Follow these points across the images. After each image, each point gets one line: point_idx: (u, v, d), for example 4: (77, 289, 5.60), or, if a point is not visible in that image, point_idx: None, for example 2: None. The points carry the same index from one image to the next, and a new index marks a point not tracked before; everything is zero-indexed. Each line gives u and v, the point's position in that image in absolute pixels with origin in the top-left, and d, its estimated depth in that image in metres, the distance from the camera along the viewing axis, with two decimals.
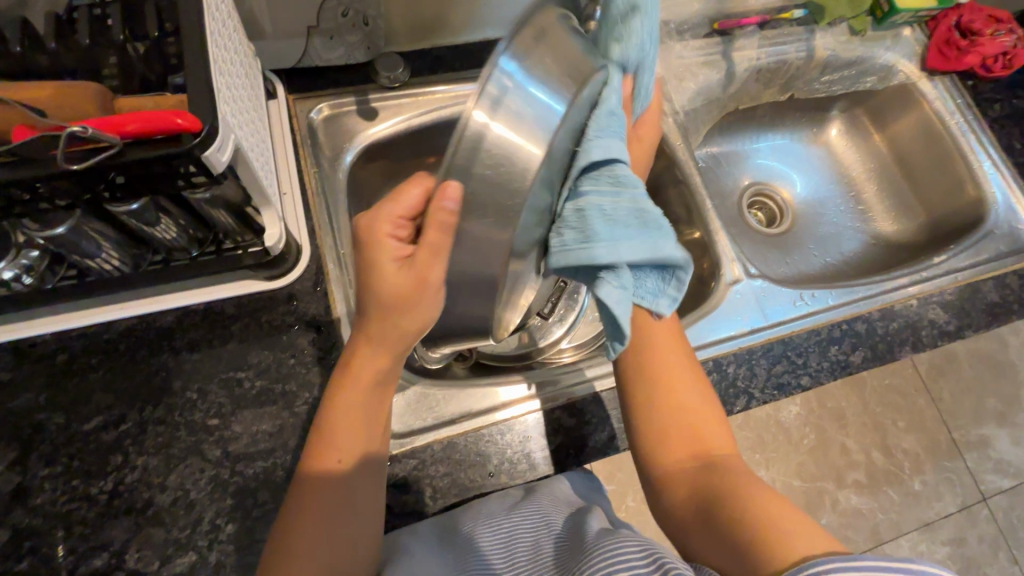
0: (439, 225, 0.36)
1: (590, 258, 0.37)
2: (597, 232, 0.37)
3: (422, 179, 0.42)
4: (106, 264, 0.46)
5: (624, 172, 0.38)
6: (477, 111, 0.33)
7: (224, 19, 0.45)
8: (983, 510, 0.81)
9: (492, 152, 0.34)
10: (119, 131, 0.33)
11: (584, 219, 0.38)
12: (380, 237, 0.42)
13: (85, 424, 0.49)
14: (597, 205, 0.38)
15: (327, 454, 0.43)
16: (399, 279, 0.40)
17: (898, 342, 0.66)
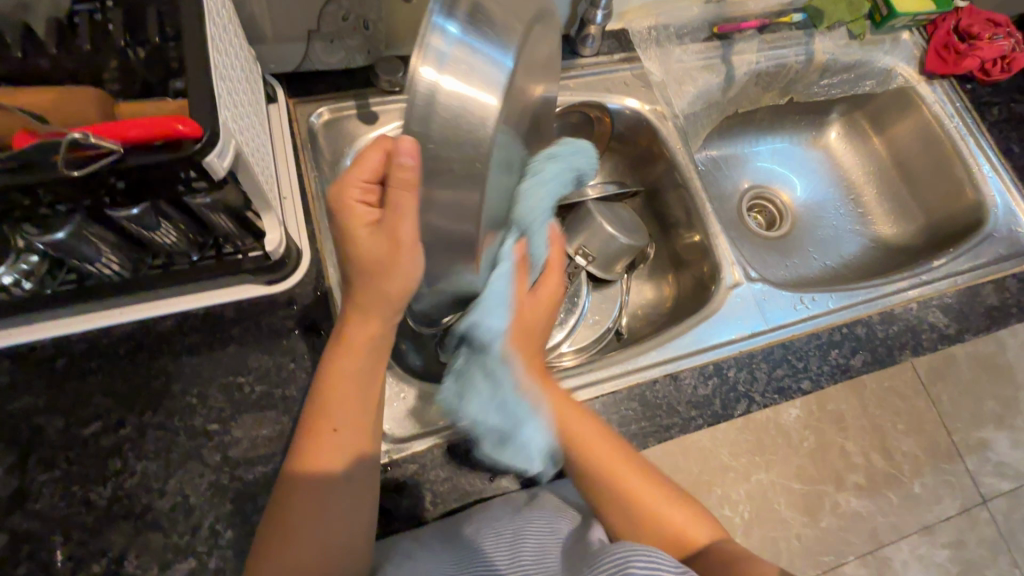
0: (401, 183, 0.37)
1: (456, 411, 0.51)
2: (465, 400, 0.50)
3: (382, 140, 0.41)
4: (106, 268, 0.46)
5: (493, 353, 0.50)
6: (426, 69, 0.36)
7: (226, 24, 0.46)
8: (984, 513, 0.81)
9: (447, 107, 0.37)
10: (122, 138, 0.34)
11: (459, 383, 0.51)
12: (347, 204, 0.41)
13: (85, 429, 0.49)
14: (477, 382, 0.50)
15: (324, 425, 0.43)
16: (372, 245, 0.41)
17: (897, 345, 0.67)
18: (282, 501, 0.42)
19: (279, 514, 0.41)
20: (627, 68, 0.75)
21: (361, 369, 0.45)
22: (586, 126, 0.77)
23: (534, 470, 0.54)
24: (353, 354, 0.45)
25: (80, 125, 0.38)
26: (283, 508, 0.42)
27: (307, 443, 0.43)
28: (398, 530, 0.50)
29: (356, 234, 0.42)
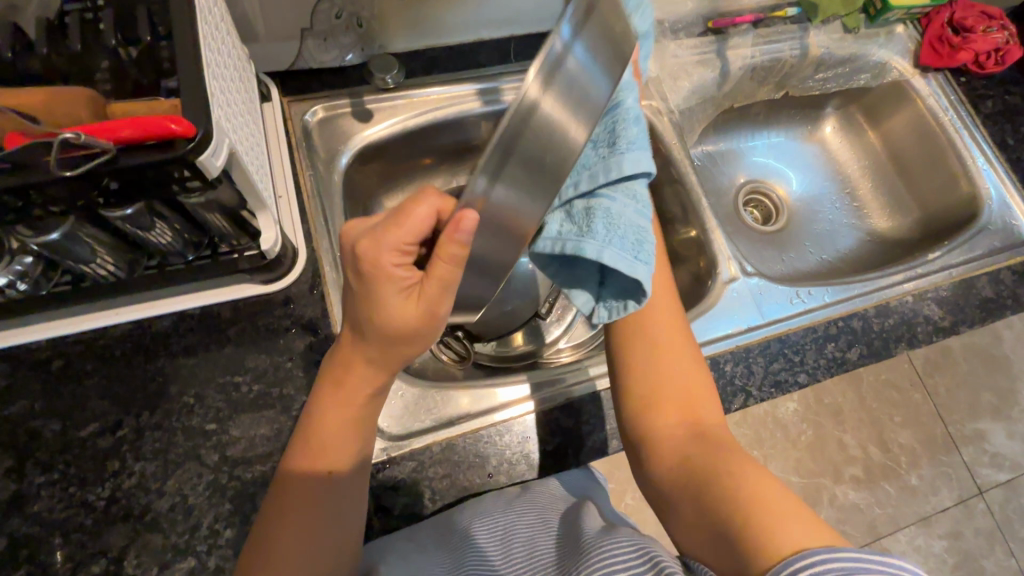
0: (448, 258, 0.35)
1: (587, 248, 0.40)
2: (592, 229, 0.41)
3: (431, 195, 0.38)
4: (101, 269, 0.46)
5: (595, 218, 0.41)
6: (534, 82, 0.30)
7: (218, 22, 0.45)
8: (980, 503, 0.81)
9: (540, 127, 0.31)
10: (113, 136, 0.33)
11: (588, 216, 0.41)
12: (384, 270, 0.38)
13: (81, 431, 0.49)
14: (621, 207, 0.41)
15: (318, 466, 0.42)
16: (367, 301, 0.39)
17: (893, 338, 0.67)
18: (273, 526, 0.41)
19: (267, 551, 0.40)
20: None
21: (358, 417, 0.43)
22: None
23: (533, 466, 0.54)
24: (344, 406, 0.43)
25: (71, 123, 0.37)
26: (267, 538, 0.41)
27: (297, 489, 0.42)
28: (397, 525, 0.50)
29: (383, 297, 0.39)
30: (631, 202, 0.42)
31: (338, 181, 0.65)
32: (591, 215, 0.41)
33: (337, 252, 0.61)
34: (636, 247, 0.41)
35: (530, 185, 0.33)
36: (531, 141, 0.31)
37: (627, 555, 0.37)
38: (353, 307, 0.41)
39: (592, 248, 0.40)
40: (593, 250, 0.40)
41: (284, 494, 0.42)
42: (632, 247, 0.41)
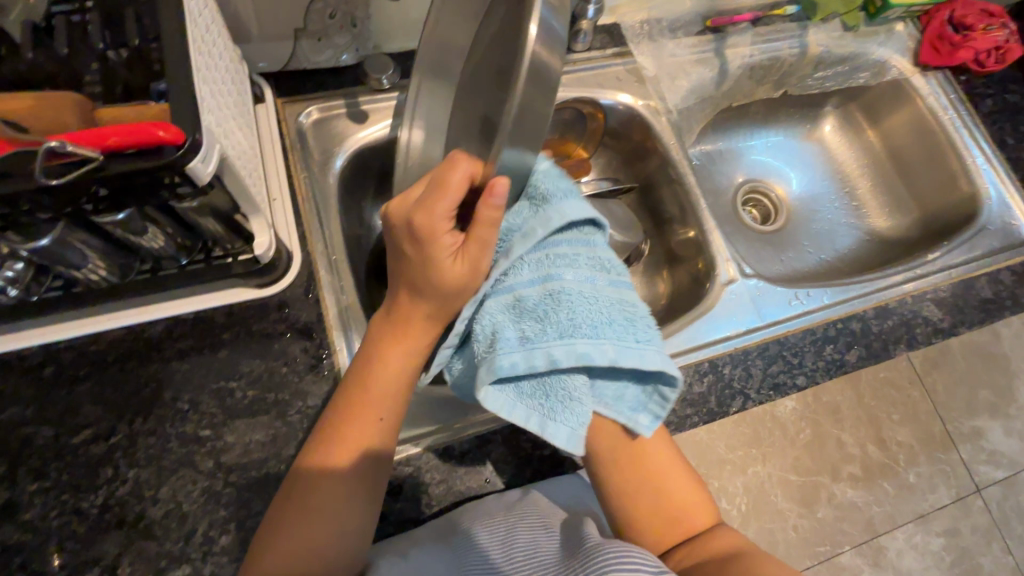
0: (490, 220, 0.39)
1: (569, 346, 0.41)
2: (565, 326, 0.42)
3: (462, 162, 0.40)
4: (92, 274, 0.45)
5: (560, 319, 0.42)
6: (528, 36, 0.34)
7: (209, 24, 0.45)
8: (977, 500, 0.81)
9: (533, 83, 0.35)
10: (101, 144, 0.32)
11: (554, 313, 0.42)
12: (434, 235, 0.41)
13: (74, 437, 0.49)
14: (583, 297, 0.43)
15: (369, 413, 0.44)
16: (419, 259, 0.42)
17: (892, 340, 0.67)
18: (304, 493, 0.42)
19: (301, 499, 0.42)
20: (620, 63, 0.75)
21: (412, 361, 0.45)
22: (578, 122, 0.75)
23: (531, 471, 0.54)
24: (401, 348, 0.45)
25: (60, 130, 0.37)
26: (294, 496, 0.42)
27: (345, 431, 0.43)
28: (394, 532, 0.50)
29: (434, 259, 0.42)
30: (596, 276, 0.45)
31: (333, 183, 0.64)
32: (565, 307, 0.42)
33: (332, 255, 0.60)
34: (628, 323, 0.43)
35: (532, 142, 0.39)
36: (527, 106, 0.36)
37: (636, 558, 0.36)
38: (408, 265, 0.44)
39: (587, 344, 0.42)
40: (590, 350, 0.41)
41: (331, 435, 0.44)
42: (615, 327, 0.43)
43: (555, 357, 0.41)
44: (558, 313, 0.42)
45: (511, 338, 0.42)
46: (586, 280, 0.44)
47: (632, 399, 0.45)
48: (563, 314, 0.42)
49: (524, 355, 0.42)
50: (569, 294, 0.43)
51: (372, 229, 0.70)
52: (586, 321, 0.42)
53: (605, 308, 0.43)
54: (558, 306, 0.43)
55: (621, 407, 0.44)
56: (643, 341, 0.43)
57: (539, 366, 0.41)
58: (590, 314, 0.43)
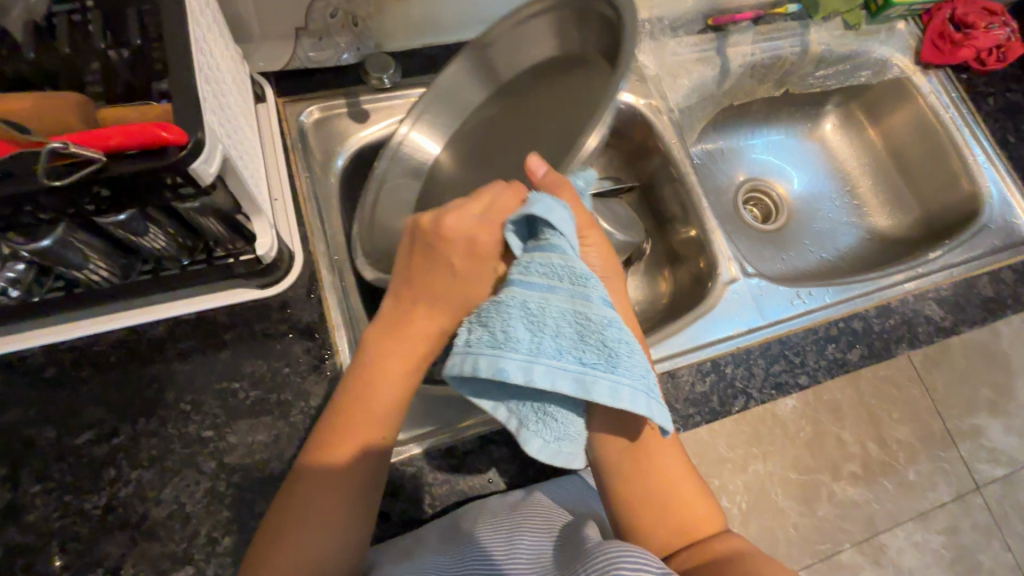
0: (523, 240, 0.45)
1: (503, 362, 0.37)
2: (502, 338, 0.37)
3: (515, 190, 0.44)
4: (94, 274, 0.45)
5: (496, 330, 0.37)
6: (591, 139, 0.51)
7: (210, 25, 0.45)
8: (977, 498, 0.82)
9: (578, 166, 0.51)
10: (103, 145, 0.32)
11: (492, 323, 0.38)
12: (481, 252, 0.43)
13: (77, 438, 0.49)
14: (527, 309, 0.38)
15: (370, 425, 0.43)
16: (473, 272, 0.43)
17: (894, 339, 0.67)
18: (304, 506, 0.41)
19: (302, 511, 0.40)
20: None
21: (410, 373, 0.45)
22: None
23: (533, 471, 0.54)
24: (404, 360, 0.44)
25: (61, 131, 0.37)
26: (288, 505, 0.41)
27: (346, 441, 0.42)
28: (397, 532, 0.50)
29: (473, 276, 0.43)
30: (552, 283, 0.38)
31: (335, 183, 0.64)
32: (505, 314, 0.37)
33: (334, 255, 0.60)
34: (579, 339, 0.37)
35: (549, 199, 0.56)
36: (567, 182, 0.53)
37: (634, 556, 0.35)
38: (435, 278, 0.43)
39: (516, 362, 0.36)
40: (514, 367, 0.36)
41: (329, 445, 0.42)
42: (561, 348, 0.37)
43: (480, 367, 0.37)
44: (501, 327, 0.37)
45: (458, 339, 0.39)
46: (539, 291, 0.38)
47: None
48: (501, 325, 0.37)
49: (461, 360, 0.38)
50: (514, 301, 0.38)
51: None
52: (527, 335, 0.37)
53: (554, 325, 0.37)
54: (497, 316, 0.38)
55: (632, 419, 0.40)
56: (592, 362, 0.37)
57: (464, 372, 0.38)
58: (533, 330, 0.37)
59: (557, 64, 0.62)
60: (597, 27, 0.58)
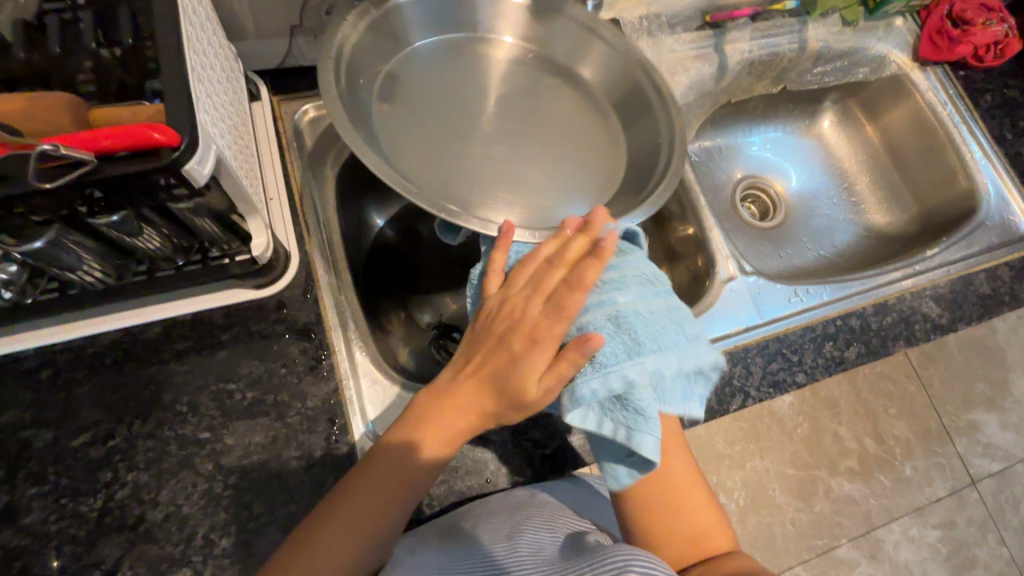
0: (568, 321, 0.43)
1: (649, 364, 0.41)
2: (638, 345, 0.42)
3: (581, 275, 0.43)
4: (88, 276, 0.45)
5: (629, 339, 0.42)
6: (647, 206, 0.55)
7: (202, 23, 0.44)
8: (973, 493, 0.82)
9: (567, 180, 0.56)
10: (94, 147, 0.32)
11: (622, 337, 0.43)
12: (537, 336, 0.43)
13: (73, 441, 0.48)
14: (642, 316, 0.44)
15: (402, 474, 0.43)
16: (535, 356, 0.42)
17: (892, 336, 0.67)
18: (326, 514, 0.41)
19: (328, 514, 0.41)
20: None
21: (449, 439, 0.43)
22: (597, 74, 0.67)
23: (532, 470, 0.54)
24: (447, 426, 0.43)
25: (52, 133, 0.36)
26: (308, 534, 0.40)
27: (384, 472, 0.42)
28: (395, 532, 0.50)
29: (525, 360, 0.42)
30: (647, 290, 0.46)
31: (331, 182, 0.64)
32: (626, 323, 0.43)
33: (331, 254, 0.60)
34: (680, 326, 0.45)
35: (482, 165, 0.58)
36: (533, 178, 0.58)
37: (634, 557, 0.35)
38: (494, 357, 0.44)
39: (657, 357, 0.42)
40: (658, 361, 0.42)
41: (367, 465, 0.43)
42: (678, 336, 0.44)
43: (631, 377, 0.41)
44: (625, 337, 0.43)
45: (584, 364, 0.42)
46: (645, 302, 0.45)
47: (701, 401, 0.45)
48: (632, 334, 0.43)
49: (601, 380, 0.41)
50: (627, 310, 0.44)
51: (370, 227, 0.70)
52: (654, 333, 0.43)
53: (668, 324, 0.44)
54: (625, 330, 0.43)
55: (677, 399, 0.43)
56: (697, 340, 0.45)
57: (618, 388, 0.41)
58: (653, 328, 0.43)
59: (611, 121, 0.66)
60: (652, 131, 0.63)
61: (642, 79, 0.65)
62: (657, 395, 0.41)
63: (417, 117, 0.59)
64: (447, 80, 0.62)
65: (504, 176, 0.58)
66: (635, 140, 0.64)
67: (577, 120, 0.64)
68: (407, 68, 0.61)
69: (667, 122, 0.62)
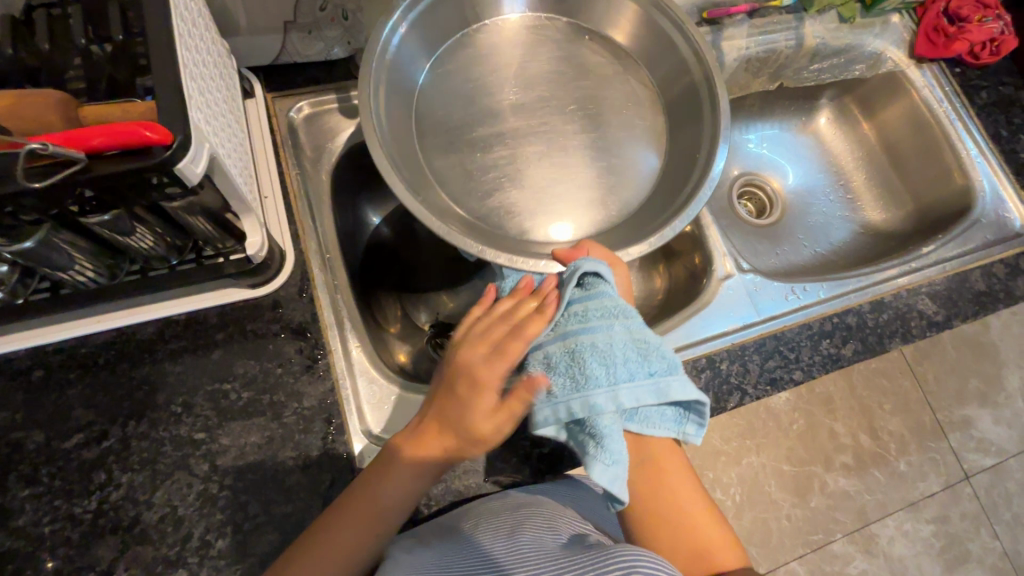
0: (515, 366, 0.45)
1: (594, 400, 0.40)
2: (588, 380, 0.41)
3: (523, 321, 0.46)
4: (80, 276, 0.44)
5: (581, 374, 0.42)
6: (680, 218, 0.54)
7: (194, 19, 0.43)
8: (966, 488, 0.83)
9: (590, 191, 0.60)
10: (84, 146, 0.31)
11: (574, 370, 0.42)
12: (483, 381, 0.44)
13: (66, 442, 0.48)
14: (598, 350, 0.42)
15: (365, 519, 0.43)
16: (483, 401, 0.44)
17: (888, 333, 0.67)
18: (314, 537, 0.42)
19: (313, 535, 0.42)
20: None
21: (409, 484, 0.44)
22: (655, 69, 0.65)
23: (530, 469, 0.54)
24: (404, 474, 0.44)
25: (38, 130, 0.35)
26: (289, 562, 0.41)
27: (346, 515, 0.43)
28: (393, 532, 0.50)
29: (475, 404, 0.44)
30: (610, 322, 0.44)
31: (326, 180, 0.63)
32: (580, 357, 0.42)
33: (327, 253, 0.60)
34: (642, 359, 0.42)
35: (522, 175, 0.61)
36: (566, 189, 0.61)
37: (629, 554, 0.35)
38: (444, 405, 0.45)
39: (604, 394, 0.41)
40: (606, 399, 0.41)
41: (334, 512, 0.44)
42: (634, 370, 0.42)
43: (574, 412, 0.41)
44: (576, 375, 0.42)
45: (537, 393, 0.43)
46: (607, 334, 0.43)
47: (672, 418, 0.44)
48: (586, 367, 0.41)
49: (551, 410, 0.42)
50: (587, 344, 0.43)
51: (366, 225, 0.69)
52: (608, 367, 0.42)
53: (625, 360, 0.42)
54: (577, 366, 0.42)
55: (661, 422, 0.44)
56: (662, 373, 0.42)
57: (564, 419, 0.41)
58: (607, 362, 0.42)
59: (659, 121, 0.65)
60: (697, 136, 0.60)
61: (698, 77, 0.61)
62: (607, 426, 0.40)
63: (455, 127, 0.62)
64: (485, 82, 0.63)
65: (542, 187, 0.61)
66: (682, 145, 0.62)
67: (625, 121, 0.64)
68: (446, 74, 0.63)
69: (712, 127, 0.58)
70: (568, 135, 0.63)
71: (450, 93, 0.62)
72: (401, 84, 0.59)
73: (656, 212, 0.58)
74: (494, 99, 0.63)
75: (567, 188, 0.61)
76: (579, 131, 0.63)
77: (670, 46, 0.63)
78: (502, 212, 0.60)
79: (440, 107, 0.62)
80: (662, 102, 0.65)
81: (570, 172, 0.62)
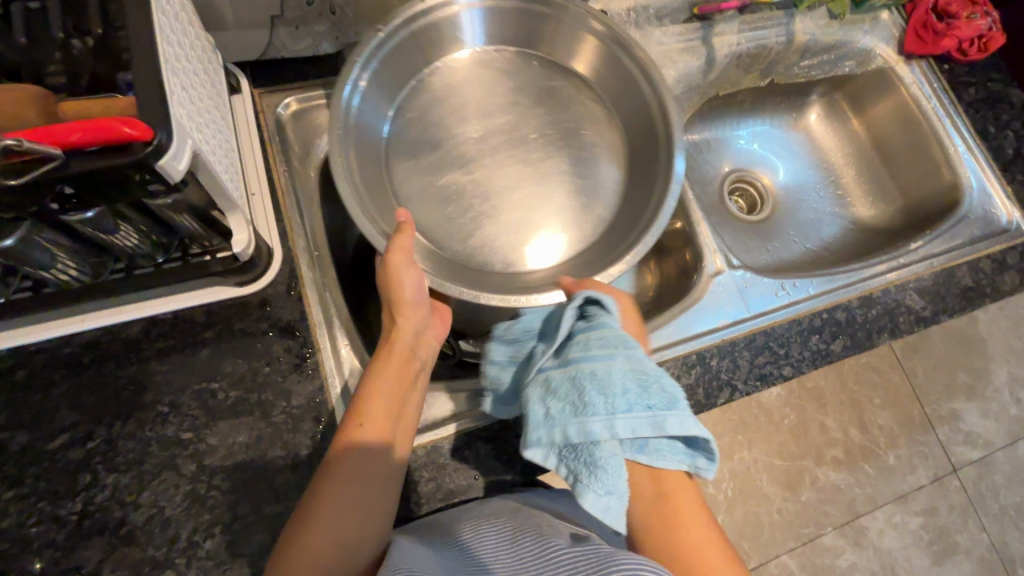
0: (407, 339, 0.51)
1: (588, 426, 0.43)
2: (585, 408, 0.43)
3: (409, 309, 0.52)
4: (63, 274, 0.43)
5: (579, 402, 0.44)
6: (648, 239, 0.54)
7: (176, 11, 0.42)
8: (954, 480, 0.83)
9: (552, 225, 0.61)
10: (63, 142, 0.31)
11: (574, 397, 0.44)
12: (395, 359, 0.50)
13: (50, 442, 0.47)
14: (598, 379, 0.44)
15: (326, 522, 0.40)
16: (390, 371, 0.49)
17: (877, 329, 0.67)
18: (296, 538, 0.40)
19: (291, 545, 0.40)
20: None
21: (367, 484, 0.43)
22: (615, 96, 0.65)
23: (520, 466, 0.54)
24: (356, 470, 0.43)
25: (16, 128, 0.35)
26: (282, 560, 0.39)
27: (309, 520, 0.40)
28: None
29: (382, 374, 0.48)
30: (612, 353, 0.46)
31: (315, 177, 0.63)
32: (581, 386, 0.44)
33: (315, 251, 0.59)
34: (642, 392, 0.44)
35: (492, 207, 0.61)
36: (531, 222, 0.61)
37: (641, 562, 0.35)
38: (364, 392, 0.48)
39: (599, 422, 0.42)
40: (601, 428, 0.42)
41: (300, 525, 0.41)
42: (633, 403, 0.43)
43: (569, 435, 0.43)
44: (576, 404, 0.44)
45: (537, 414, 0.45)
46: (606, 363, 0.45)
47: (680, 450, 0.45)
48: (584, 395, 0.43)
49: (547, 430, 0.44)
50: (587, 371, 0.45)
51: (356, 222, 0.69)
52: (605, 396, 0.43)
53: (624, 392, 0.43)
54: (575, 393, 0.44)
55: (669, 455, 0.44)
56: (661, 409, 0.43)
57: (558, 441, 0.44)
58: (604, 391, 0.43)
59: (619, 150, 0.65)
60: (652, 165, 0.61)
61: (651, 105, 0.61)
62: (604, 454, 0.42)
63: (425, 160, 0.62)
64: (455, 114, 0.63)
65: (511, 220, 0.61)
66: (639, 174, 0.62)
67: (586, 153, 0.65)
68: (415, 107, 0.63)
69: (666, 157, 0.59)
70: (531, 168, 0.63)
71: (420, 129, 0.63)
72: (372, 113, 0.59)
73: (615, 244, 0.59)
74: (465, 132, 0.63)
75: (533, 221, 0.62)
76: (542, 167, 0.63)
77: (632, 82, 0.62)
78: (479, 245, 0.60)
79: (415, 139, 0.62)
80: (624, 137, 0.65)
81: (537, 208, 0.62)
